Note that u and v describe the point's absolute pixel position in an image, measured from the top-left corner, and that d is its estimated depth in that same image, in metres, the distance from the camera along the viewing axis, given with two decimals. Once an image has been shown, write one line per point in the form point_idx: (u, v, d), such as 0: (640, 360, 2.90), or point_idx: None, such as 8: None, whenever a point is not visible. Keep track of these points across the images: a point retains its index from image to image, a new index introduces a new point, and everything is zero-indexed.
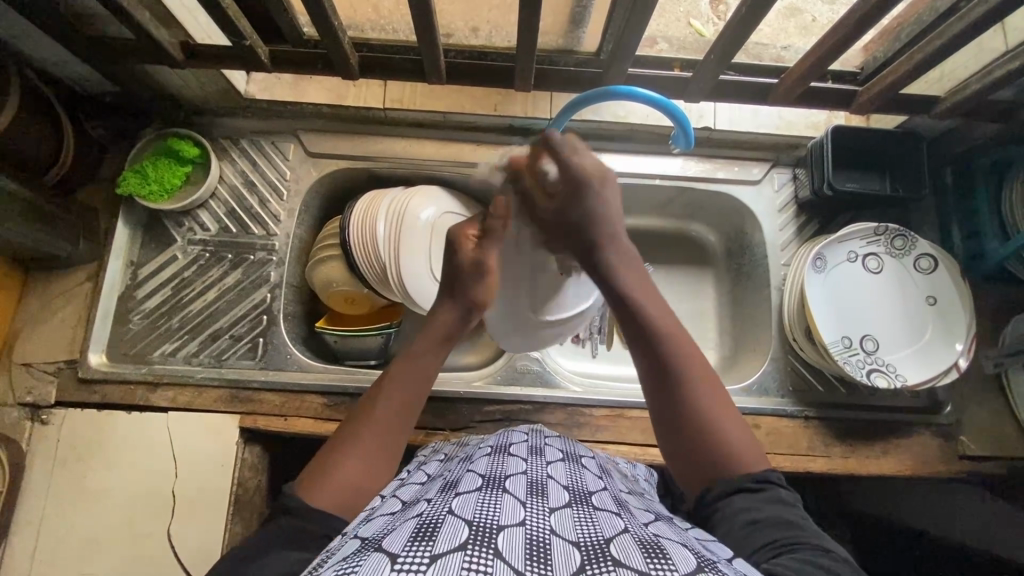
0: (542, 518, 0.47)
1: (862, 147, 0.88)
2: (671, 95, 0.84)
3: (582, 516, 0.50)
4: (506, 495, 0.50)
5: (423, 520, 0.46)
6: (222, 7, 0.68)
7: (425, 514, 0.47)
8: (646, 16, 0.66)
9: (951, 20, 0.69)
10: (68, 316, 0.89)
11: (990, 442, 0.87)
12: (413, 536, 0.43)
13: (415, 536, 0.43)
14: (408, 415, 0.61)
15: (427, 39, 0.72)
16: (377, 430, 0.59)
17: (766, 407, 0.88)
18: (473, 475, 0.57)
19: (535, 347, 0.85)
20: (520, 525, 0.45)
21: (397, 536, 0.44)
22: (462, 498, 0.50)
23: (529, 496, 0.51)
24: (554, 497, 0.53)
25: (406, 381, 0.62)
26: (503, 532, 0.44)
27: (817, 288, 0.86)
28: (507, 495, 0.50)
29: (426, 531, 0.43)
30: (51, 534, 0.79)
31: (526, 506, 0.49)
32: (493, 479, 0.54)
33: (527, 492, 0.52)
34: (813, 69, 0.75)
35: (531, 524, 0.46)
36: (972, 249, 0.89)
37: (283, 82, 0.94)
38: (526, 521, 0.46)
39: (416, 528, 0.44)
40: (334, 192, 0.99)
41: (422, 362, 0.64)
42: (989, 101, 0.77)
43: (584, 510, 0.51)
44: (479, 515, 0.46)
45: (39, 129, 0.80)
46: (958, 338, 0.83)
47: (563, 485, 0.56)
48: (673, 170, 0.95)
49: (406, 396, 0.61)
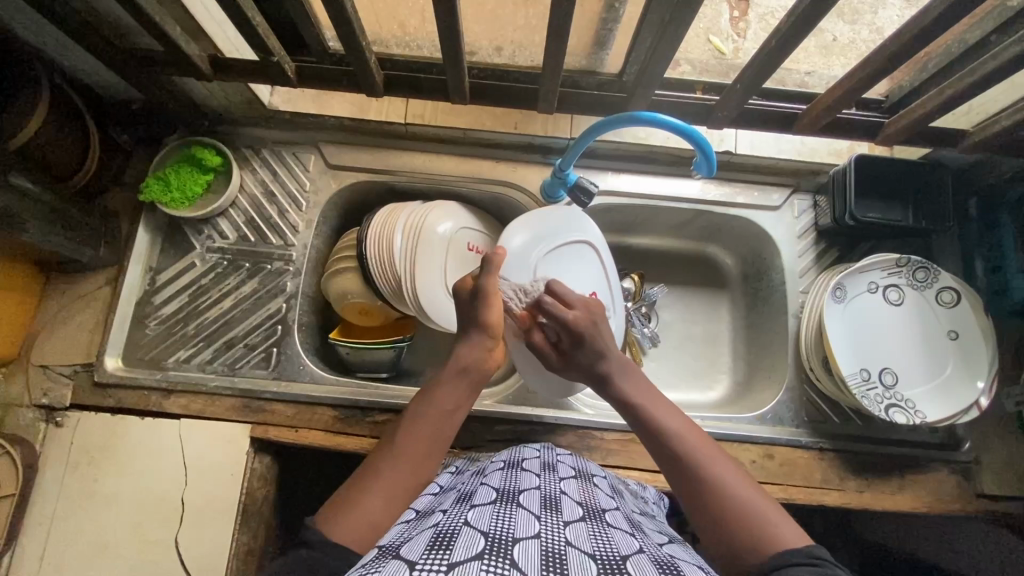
0: (556, 532, 0.47)
1: (884, 177, 0.87)
2: (694, 119, 0.85)
3: (596, 532, 0.49)
4: (520, 509, 0.50)
5: (440, 530, 0.46)
6: (251, 23, 0.69)
7: (441, 525, 0.47)
8: (672, 48, 0.67)
9: (981, 56, 0.68)
10: (86, 319, 0.90)
11: (1010, 482, 0.85)
12: (430, 546, 0.42)
13: (432, 546, 0.42)
14: (431, 454, 0.62)
15: (453, 60, 0.73)
16: (404, 467, 0.59)
17: (780, 438, 0.87)
18: (488, 488, 0.56)
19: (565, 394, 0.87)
20: (535, 538, 0.45)
21: (414, 544, 0.44)
22: (477, 510, 0.50)
23: (543, 511, 0.50)
24: (568, 511, 0.52)
25: (424, 425, 0.62)
26: (519, 544, 0.43)
27: (836, 319, 0.85)
28: (522, 508, 0.50)
29: (443, 540, 0.43)
30: (60, 536, 0.80)
31: (541, 519, 0.48)
32: (507, 493, 0.54)
33: (542, 506, 0.51)
34: (841, 99, 0.75)
35: (546, 537, 0.45)
36: (995, 284, 0.88)
37: (306, 95, 0.96)
38: (541, 533, 0.46)
39: (433, 538, 0.44)
40: (352, 204, 0.99)
41: (447, 400, 0.65)
42: (1019, 138, 0.76)
43: (598, 525, 0.51)
44: (495, 526, 0.45)
45: (67, 135, 0.81)
46: (979, 376, 0.82)
47: (577, 501, 0.55)
48: (692, 194, 0.94)
49: (425, 437, 0.62)
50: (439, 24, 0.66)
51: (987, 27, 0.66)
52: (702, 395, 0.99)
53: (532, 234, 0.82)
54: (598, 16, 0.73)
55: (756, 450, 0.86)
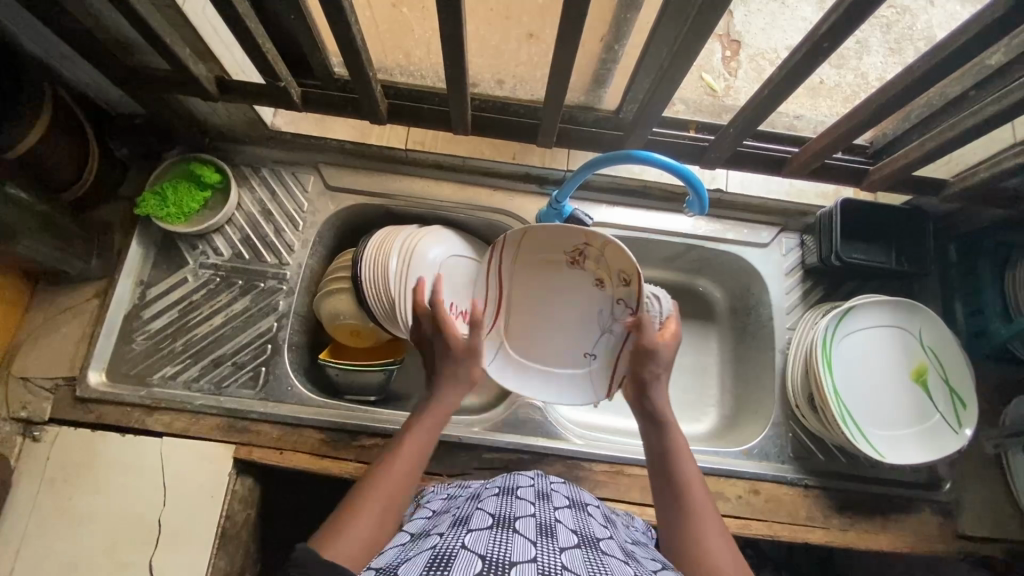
0: (553, 556, 0.47)
1: (867, 222, 0.90)
2: (689, 158, 0.88)
3: (591, 559, 0.49)
4: (517, 534, 0.50)
5: (438, 551, 0.46)
6: (260, 49, 0.70)
7: (439, 546, 0.47)
8: (670, 92, 0.70)
9: (962, 113, 0.72)
10: (72, 332, 0.89)
11: (990, 524, 0.87)
12: (428, 566, 0.43)
13: (430, 566, 0.43)
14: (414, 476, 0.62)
15: (457, 94, 0.75)
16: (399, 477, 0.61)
17: (766, 473, 0.87)
18: (483, 512, 0.56)
19: (846, 338, 0.87)
20: (532, 562, 0.45)
21: (412, 565, 0.44)
22: (474, 534, 0.50)
23: (539, 536, 0.50)
24: (563, 537, 0.52)
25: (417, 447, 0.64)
26: (515, 567, 0.44)
27: (834, 359, 0.85)
28: (518, 534, 0.50)
29: (441, 561, 0.44)
30: (29, 557, 0.77)
31: (536, 544, 0.48)
32: (503, 518, 0.54)
33: (537, 532, 0.51)
34: (827, 150, 0.79)
35: (543, 560, 0.45)
36: (974, 326, 0.91)
37: (309, 118, 0.98)
38: (537, 557, 0.46)
39: (432, 558, 0.45)
40: (349, 225, 1.00)
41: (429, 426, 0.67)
42: (995, 191, 0.79)
43: (593, 552, 0.51)
44: (492, 549, 0.46)
45: (68, 148, 0.81)
46: (968, 423, 0.83)
47: (571, 529, 0.55)
48: (684, 228, 0.96)
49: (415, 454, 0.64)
50: (447, 62, 0.69)
51: (966, 82, 0.69)
52: (690, 427, 1.00)
53: (869, 323, 0.87)
54: (598, 57, 0.76)
55: (742, 486, 0.87)
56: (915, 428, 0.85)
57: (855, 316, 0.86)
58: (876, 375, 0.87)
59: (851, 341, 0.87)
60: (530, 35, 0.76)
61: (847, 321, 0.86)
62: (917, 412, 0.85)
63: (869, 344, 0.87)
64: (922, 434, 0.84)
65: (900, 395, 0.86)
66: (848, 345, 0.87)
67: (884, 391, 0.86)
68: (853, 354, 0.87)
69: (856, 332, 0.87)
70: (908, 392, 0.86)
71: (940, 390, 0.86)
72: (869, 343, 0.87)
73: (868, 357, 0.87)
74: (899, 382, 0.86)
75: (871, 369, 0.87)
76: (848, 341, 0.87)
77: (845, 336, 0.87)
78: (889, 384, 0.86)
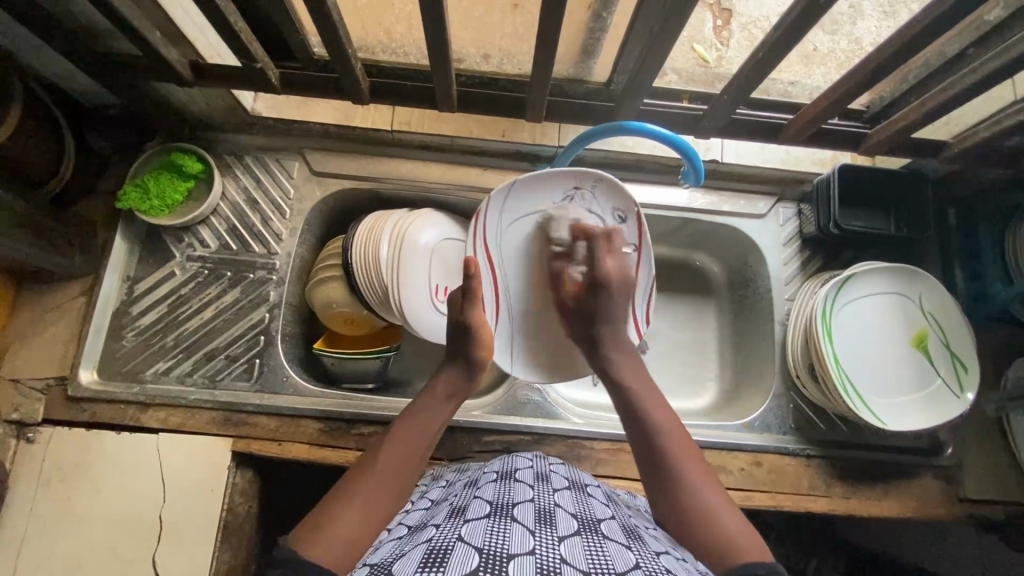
0: (552, 547, 0.46)
1: (866, 187, 0.88)
2: (683, 128, 0.85)
3: (591, 545, 0.49)
4: (515, 523, 0.49)
5: (434, 545, 0.45)
6: (234, 31, 0.67)
7: (435, 539, 0.47)
8: (661, 59, 0.67)
9: (961, 71, 0.69)
10: (59, 331, 0.87)
11: (992, 486, 0.87)
12: (422, 563, 0.43)
13: (425, 563, 0.43)
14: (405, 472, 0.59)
15: (440, 69, 0.72)
16: (390, 471, 0.58)
17: (767, 445, 0.87)
18: (481, 501, 0.55)
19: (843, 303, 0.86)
20: (530, 554, 0.44)
21: (408, 561, 0.44)
22: (471, 524, 0.49)
23: (538, 524, 0.50)
24: (563, 524, 0.51)
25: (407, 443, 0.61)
26: (513, 561, 0.43)
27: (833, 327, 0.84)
28: (516, 523, 0.49)
29: (437, 557, 0.43)
30: (31, 558, 0.76)
31: (535, 534, 0.48)
32: (501, 506, 0.53)
33: (536, 520, 0.51)
34: (823, 115, 0.77)
35: (541, 552, 0.45)
36: (974, 291, 0.90)
37: (291, 102, 0.97)
38: (536, 549, 0.45)
39: (427, 554, 0.44)
40: (338, 210, 0.98)
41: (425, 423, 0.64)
42: (995, 151, 0.78)
43: (594, 538, 0.50)
44: (488, 541, 0.45)
45: (40, 141, 0.79)
46: (970, 387, 0.83)
47: (572, 513, 0.55)
48: (679, 202, 0.94)
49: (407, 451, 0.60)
50: (428, 36, 0.66)
51: (965, 40, 0.67)
52: (689, 401, 0.99)
53: (869, 290, 0.86)
54: (586, 26, 0.74)
55: (744, 458, 0.87)
56: (914, 395, 0.84)
57: (854, 282, 0.85)
58: (872, 340, 0.86)
59: (851, 308, 0.86)
60: (514, 6, 0.74)
61: (847, 289, 0.85)
62: (917, 377, 0.85)
63: (865, 311, 0.86)
64: (923, 402, 0.84)
65: (898, 362, 0.85)
66: (848, 311, 0.86)
67: (881, 357, 0.85)
68: (855, 321, 0.86)
69: (853, 298, 0.86)
70: (907, 359, 0.85)
71: (941, 356, 0.85)
72: (869, 310, 0.86)
73: (863, 322, 0.86)
74: (899, 349, 0.86)
75: (870, 337, 0.86)
76: (849, 309, 0.86)
77: (842, 304, 0.86)
78: (888, 351, 0.86)
